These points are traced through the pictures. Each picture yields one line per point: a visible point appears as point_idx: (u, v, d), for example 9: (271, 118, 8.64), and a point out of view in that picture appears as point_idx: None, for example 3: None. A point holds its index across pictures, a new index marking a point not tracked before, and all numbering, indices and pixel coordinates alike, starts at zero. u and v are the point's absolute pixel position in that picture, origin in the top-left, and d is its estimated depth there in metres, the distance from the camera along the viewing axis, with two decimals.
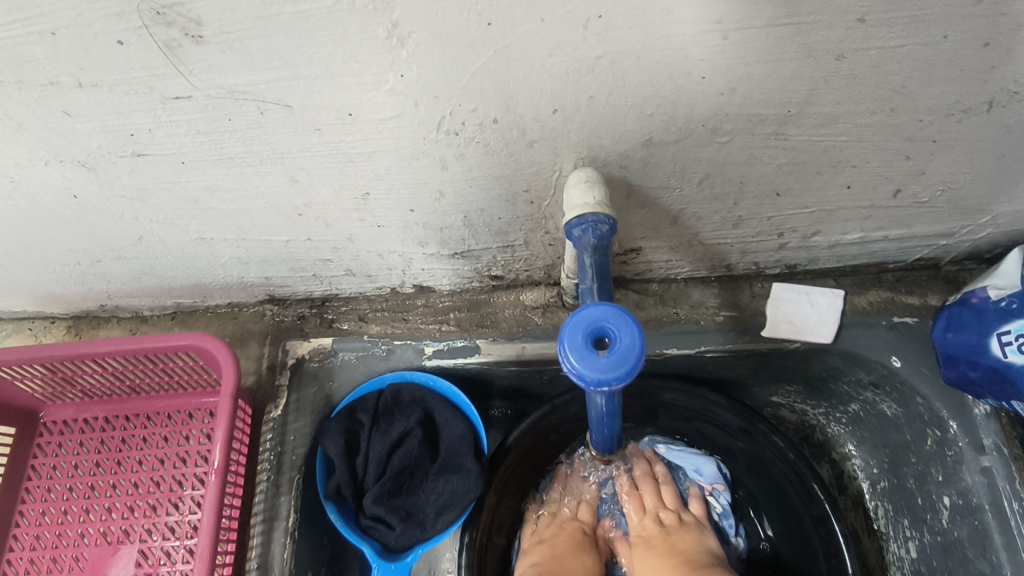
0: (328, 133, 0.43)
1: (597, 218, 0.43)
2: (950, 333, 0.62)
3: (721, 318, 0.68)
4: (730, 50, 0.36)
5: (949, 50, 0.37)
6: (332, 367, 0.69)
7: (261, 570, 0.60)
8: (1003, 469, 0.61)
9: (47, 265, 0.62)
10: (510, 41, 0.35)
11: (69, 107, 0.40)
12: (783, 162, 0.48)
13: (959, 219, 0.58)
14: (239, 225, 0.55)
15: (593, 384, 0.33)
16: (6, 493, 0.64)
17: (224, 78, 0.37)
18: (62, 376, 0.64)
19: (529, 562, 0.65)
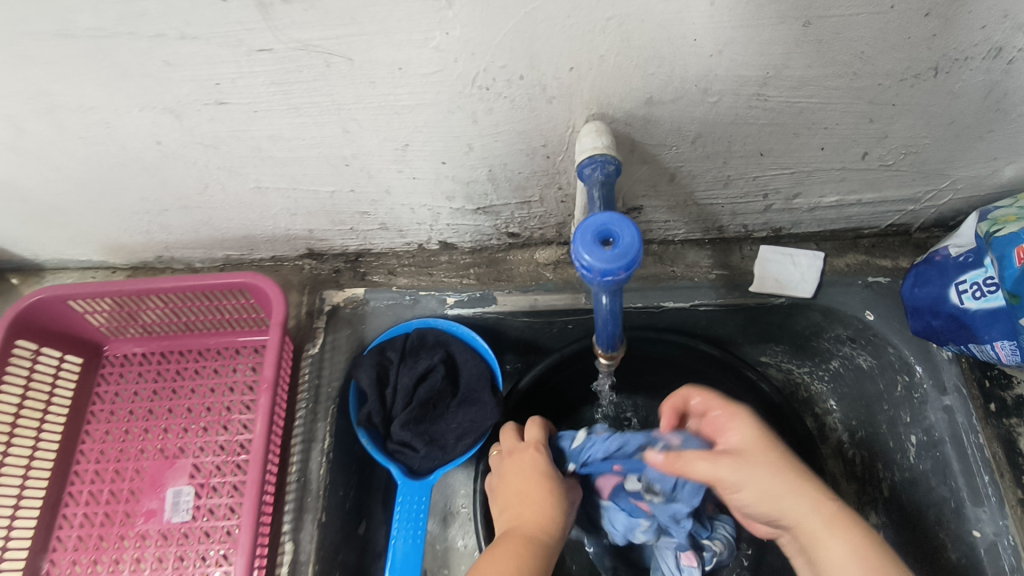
0: (380, 86, 0.51)
1: (605, 159, 0.51)
2: (916, 288, 0.70)
3: (714, 276, 0.76)
4: (716, 15, 0.44)
5: (896, 20, 0.45)
6: (364, 313, 0.77)
7: (300, 483, 0.69)
8: (963, 406, 0.68)
9: (119, 212, 0.70)
10: (536, 4, 0.44)
11: (170, 57, 0.48)
12: (765, 122, 0.56)
13: (923, 183, 0.66)
14: (293, 174, 0.63)
15: (598, 273, 0.41)
16: (74, 414, 0.73)
17: (302, 32, 0.46)
18: (127, 312, 0.73)
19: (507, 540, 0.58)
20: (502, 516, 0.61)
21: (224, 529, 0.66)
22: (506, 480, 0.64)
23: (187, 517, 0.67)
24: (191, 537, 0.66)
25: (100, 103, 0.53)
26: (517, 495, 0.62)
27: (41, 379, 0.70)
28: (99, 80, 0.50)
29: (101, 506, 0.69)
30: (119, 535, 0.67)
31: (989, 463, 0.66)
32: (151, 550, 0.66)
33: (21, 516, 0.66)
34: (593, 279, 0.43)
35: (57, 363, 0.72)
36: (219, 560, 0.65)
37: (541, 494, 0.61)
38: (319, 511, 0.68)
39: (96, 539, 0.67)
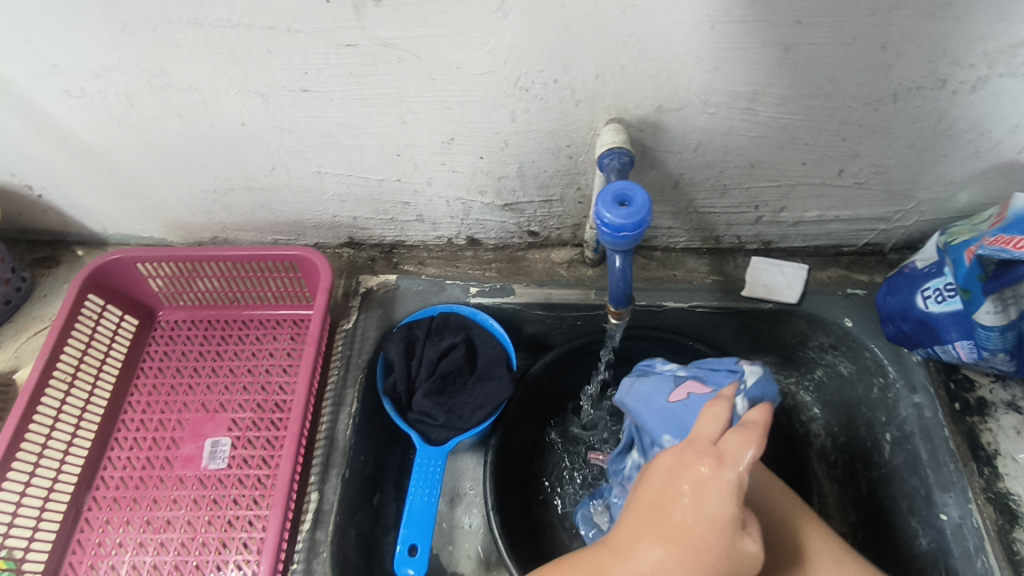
0: (439, 82, 0.62)
1: (621, 151, 0.62)
2: (889, 296, 0.78)
3: (710, 281, 0.85)
4: (716, 37, 0.55)
5: (858, 50, 0.56)
6: (394, 296, 0.85)
7: (328, 441, 0.74)
8: (931, 403, 0.75)
9: (191, 190, 0.80)
10: (574, 19, 0.55)
11: (273, 47, 0.59)
12: (755, 135, 0.67)
13: (892, 203, 0.77)
14: (351, 161, 0.73)
15: (616, 227, 0.50)
16: (126, 369, 0.81)
17: (383, 32, 0.57)
18: (186, 278, 0.83)
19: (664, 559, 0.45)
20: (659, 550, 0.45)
21: (256, 477, 0.72)
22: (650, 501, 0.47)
23: (223, 464, 0.73)
24: (227, 483, 0.72)
25: (204, 85, 0.63)
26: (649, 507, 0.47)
27: (103, 334, 0.79)
28: (208, 63, 0.61)
29: (144, 451, 0.75)
30: (159, 477, 0.73)
31: (955, 454, 0.72)
32: (187, 493, 0.71)
33: (72, 454, 0.73)
34: (610, 235, 0.52)
35: (116, 321, 0.81)
36: (250, 503, 0.70)
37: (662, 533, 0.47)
38: (343, 467, 0.73)
39: (138, 479, 0.73)
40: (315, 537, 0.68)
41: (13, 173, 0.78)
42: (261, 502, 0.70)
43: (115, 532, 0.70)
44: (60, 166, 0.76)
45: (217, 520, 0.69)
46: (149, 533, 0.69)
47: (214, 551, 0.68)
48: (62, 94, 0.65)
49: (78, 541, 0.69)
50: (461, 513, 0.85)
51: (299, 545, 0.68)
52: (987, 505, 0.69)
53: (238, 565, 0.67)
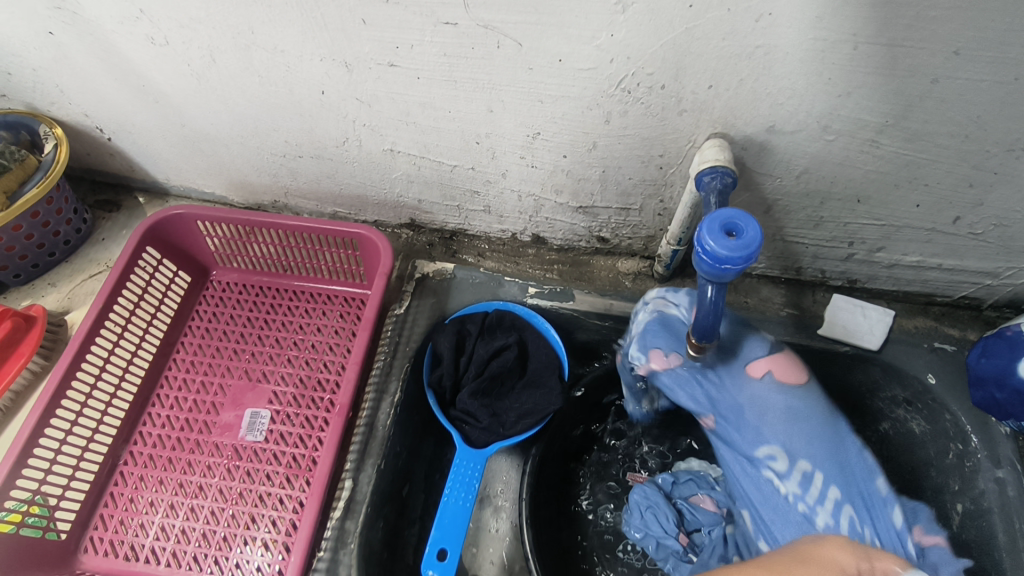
0: (536, 73, 0.58)
1: (724, 171, 0.57)
2: (983, 358, 0.72)
3: (785, 313, 0.79)
4: (856, 59, 0.50)
5: (1015, 92, 0.50)
6: (449, 287, 0.81)
7: (367, 428, 0.72)
8: (1016, 481, 0.69)
9: (259, 152, 0.78)
10: (699, 23, 0.49)
11: (368, 16, 0.55)
12: (871, 169, 0.61)
13: (1006, 258, 0.70)
14: (427, 142, 0.70)
15: (722, 260, 0.46)
16: (175, 324, 0.80)
17: (489, 14, 0.52)
18: (243, 241, 0.81)
19: None
20: None
21: (291, 455, 0.70)
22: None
23: (260, 437, 0.72)
24: (261, 457, 0.70)
25: (290, 48, 0.60)
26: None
27: (156, 287, 0.78)
28: (298, 27, 0.58)
29: (184, 412, 0.74)
30: (196, 441, 0.72)
31: None
32: (222, 462, 0.70)
33: (114, 406, 0.72)
34: (712, 266, 0.47)
35: (170, 276, 0.80)
36: (282, 482, 0.69)
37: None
38: (379, 458, 0.70)
39: (175, 440, 0.72)
40: (345, 527, 0.66)
41: (87, 114, 0.77)
42: (294, 482, 0.69)
43: (148, 490, 0.69)
44: (133, 112, 0.75)
45: (249, 495, 0.68)
46: (180, 497, 0.68)
47: (242, 526, 0.66)
48: (145, 40, 0.63)
49: (112, 494, 0.69)
50: (488, 516, 0.82)
51: (328, 532, 0.66)
52: None
53: (265, 544, 0.65)
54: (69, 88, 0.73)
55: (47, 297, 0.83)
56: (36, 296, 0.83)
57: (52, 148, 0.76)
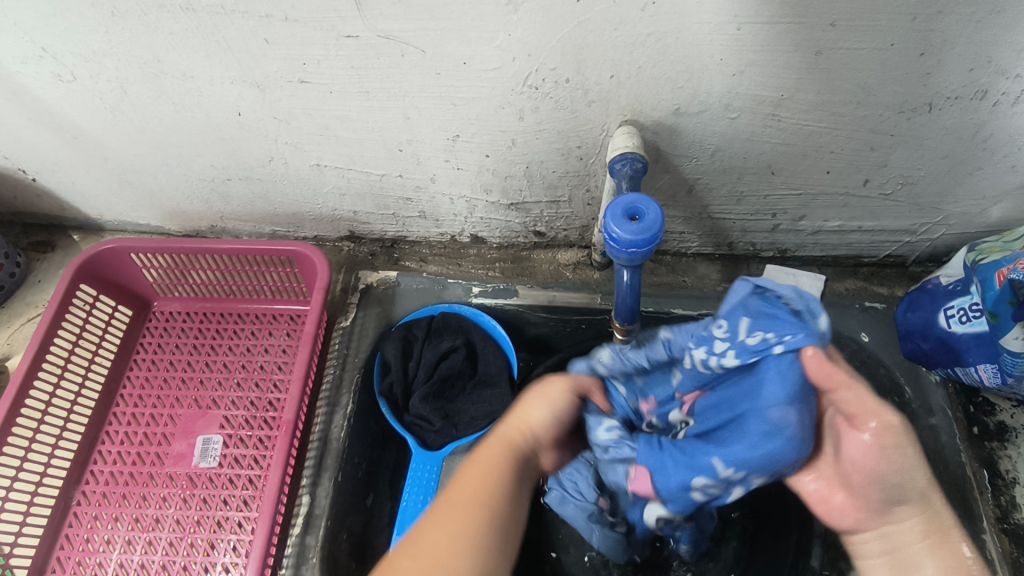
0: (444, 77, 0.59)
1: (634, 157, 0.59)
2: (909, 313, 0.74)
3: (722, 288, 0.82)
4: (742, 38, 0.52)
5: (894, 56, 0.53)
6: (394, 295, 0.83)
7: (321, 442, 0.73)
8: (947, 427, 0.72)
9: (187, 178, 0.77)
10: (589, 15, 0.51)
11: (270, 36, 0.55)
12: (777, 142, 0.63)
13: (919, 216, 0.73)
14: (351, 155, 0.70)
15: (627, 245, 0.48)
16: (120, 358, 0.80)
17: (386, 24, 0.53)
18: (180, 270, 0.81)
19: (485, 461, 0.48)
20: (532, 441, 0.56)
21: (247, 477, 0.70)
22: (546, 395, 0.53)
23: (214, 463, 0.72)
24: (217, 482, 0.70)
25: (198, 73, 0.60)
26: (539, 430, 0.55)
27: (95, 324, 0.78)
28: (203, 51, 0.58)
29: (135, 446, 0.74)
30: (149, 474, 0.72)
31: (969, 480, 0.69)
32: (177, 491, 0.70)
33: (61, 447, 0.72)
34: (620, 250, 0.49)
35: (110, 312, 0.80)
36: (240, 505, 0.69)
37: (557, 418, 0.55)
38: (336, 470, 0.72)
39: (127, 475, 0.72)
40: (306, 542, 0.68)
41: (7, 157, 0.76)
42: (251, 503, 0.69)
43: (104, 528, 0.69)
44: (54, 151, 0.74)
45: (207, 520, 0.68)
46: (138, 531, 0.68)
47: (201, 552, 0.66)
48: (52, 78, 0.63)
49: (66, 536, 0.69)
50: None
51: (289, 549, 0.68)
52: (1000, 535, 0.67)
53: (225, 568, 0.65)
54: None
55: None
56: None
57: None
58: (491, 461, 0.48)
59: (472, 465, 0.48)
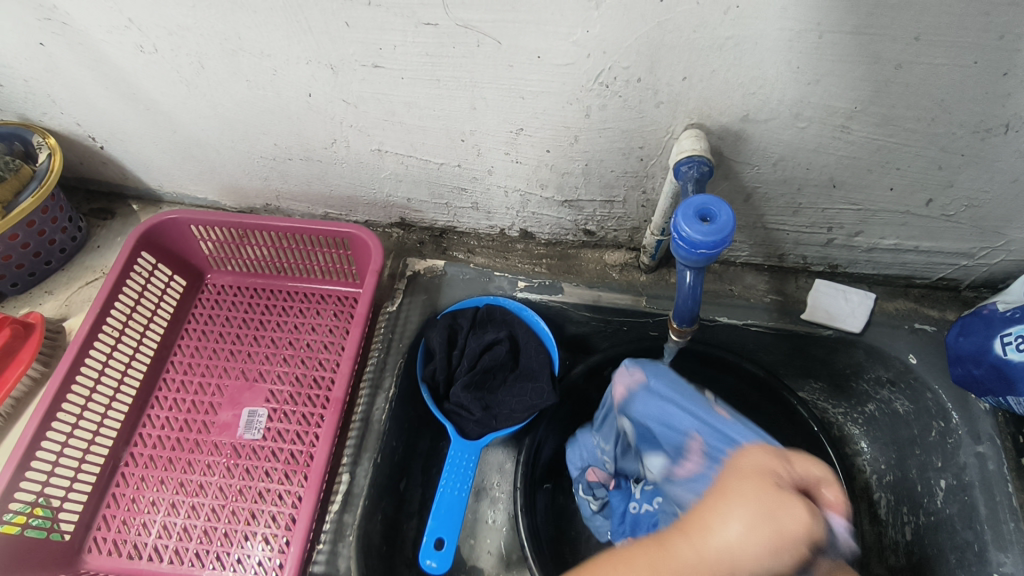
0: (516, 70, 0.59)
1: (701, 160, 0.59)
2: (961, 337, 0.73)
3: (769, 299, 0.81)
4: (822, 47, 0.52)
5: (976, 74, 0.52)
6: (440, 283, 0.83)
7: (363, 423, 0.72)
8: (996, 455, 0.70)
9: (250, 155, 0.79)
10: (670, 16, 0.51)
11: (351, 19, 0.56)
12: (843, 154, 0.63)
13: (979, 239, 0.72)
14: (413, 142, 0.72)
15: (697, 245, 0.48)
16: (172, 327, 0.82)
17: (466, 13, 0.54)
18: (236, 244, 0.82)
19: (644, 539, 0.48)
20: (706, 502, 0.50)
21: (289, 451, 0.72)
22: (738, 475, 0.51)
23: (258, 435, 0.73)
24: (260, 455, 0.72)
25: (275, 52, 0.62)
26: (721, 487, 0.50)
27: (152, 292, 0.80)
28: (284, 31, 0.59)
29: (183, 413, 0.76)
30: (195, 441, 0.73)
31: (1017, 511, 0.68)
32: (221, 460, 0.72)
33: (113, 409, 0.74)
34: (689, 250, 0.50)
35: (166, 281, 0.82)
36: (281, 478, 0.70)
37: (747, 515, 0.46)
38: (375, 452, 0.71)
39: (175, 440, 0.74)
40: (343, 520, 0.67)
41: (80, 123, 0.79)
42: (292, 477, 0.70)
43: (149, 490, 0.71)
44: (126, 121, 0.77)
45: (249, 491, 0.70)
46: (181, 495, 0.70)
47: (242, 521, 0.68)
48: (134, 49, 0.64)
49: (113, 495, 0.71)
50: (485, 507, 0.83)
51: (327, 525, 0.67)
52: None
53: (266, 538, 0.67)
54: (61, 98, 0.74)
55: (44, 304, 0.85)
56: (34, 304, 0.85)
57: (45, 157, 0.78)
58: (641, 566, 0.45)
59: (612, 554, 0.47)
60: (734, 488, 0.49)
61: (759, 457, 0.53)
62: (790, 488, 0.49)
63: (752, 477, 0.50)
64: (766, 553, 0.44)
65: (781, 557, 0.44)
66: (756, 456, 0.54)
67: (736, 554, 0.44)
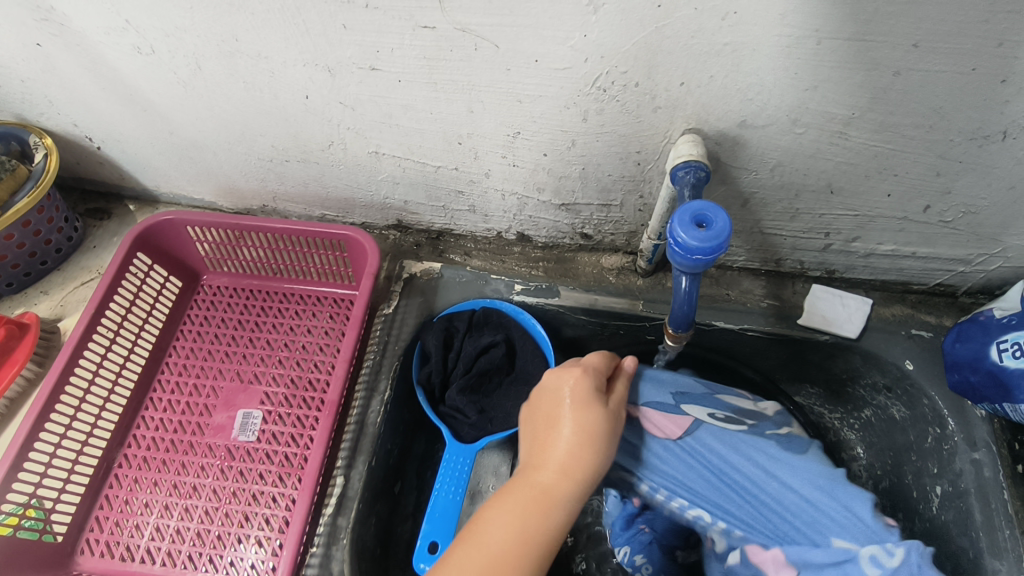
0: (513, 74, 0.59)
1: (697, 165, 0.59)
2: (958, 343, 0.73)
3: (765, 304, 0.81)
4: (821, 54, 0.51)
5: (974, 82, 0.52)
6: (436, 285, 0.83)
7: (358, 426, 0.72)
8: (992, 463, 0.70)
9: (247, 157, 0.79)
10: (668, 21, 0.51)
11: (348, 22, 0.56)
12: (841, 160, 0.63)
13: (976, 245, 0.72)
14: (411, 144, 0.71)
15: (693, 251, 0.48)
16: (167, 328, 0.82)
17: (465, 17, 0.54)
18: (231, 245, 0.82)
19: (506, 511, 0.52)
20: (531, 443, 0.58)
21: (284, 454, 0.71)
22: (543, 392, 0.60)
23: (253, 437, 0.73)
24: (254, 457, 0.72)
25: (273, 54, 0.62)
26: (545, 417, 0.58)
27: (147, 293, 0.80)
28: (281, 33, 0.59)
29: (177, 414, 0.76)
30: (189, 442, 0.73)
31: (1012, 518, 0.68)
32: (215, 462, 0.71)
33: (108, 410, 0.74)
34: (685, 256, 0.50)
35: (162, 282, 0.82)
36: (275, 480, 0.70)
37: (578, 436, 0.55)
38: (370, 455, 0.71)
39: (169, 442, 0.74)
40: (337, 523, 0.67)
41: (76, 124, 0.78)
42: (287, 480, 0.70)
43: (142, 492, 0.71)
44: (123, 122, 0.76)
45: (242, 493, 0.69)
46: (175, 497, 0.70)
47: (235, 524, 0.67)
48: (131, 50, 0.64)
49: (107, 496, 0.71)
50: None
51: (321, 528, 0.67)
52: None
53: (259, 541, 0.66)
54: (58, 98, 0.74)
55: (40, 304, 0.85)
56: (29, 304, 0.85)
57: (42, 157, 0.77)
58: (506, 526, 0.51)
59: (484, 524, 0.51)
60: (559, 418, 0.56)
61: (550, 373, 0.62)
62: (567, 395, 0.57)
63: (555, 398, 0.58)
64: (592, 456, 0.55)
65: (592, 424, 0.56)
66: (554, 378, 0.60)
67: (578, 454, 0.54)
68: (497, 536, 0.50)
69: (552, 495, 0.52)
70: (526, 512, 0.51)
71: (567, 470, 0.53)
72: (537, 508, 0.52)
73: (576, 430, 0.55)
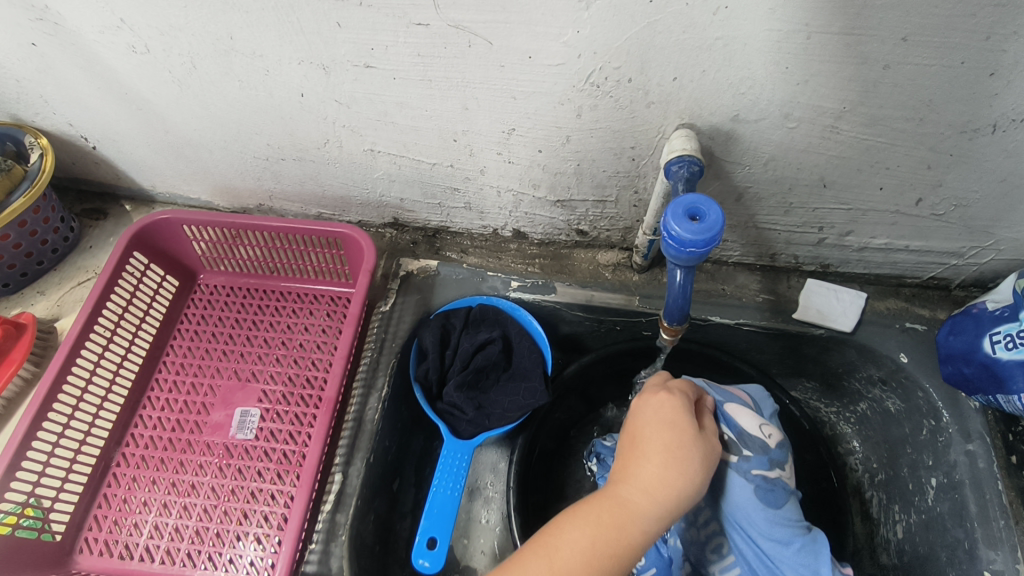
0: (507, 70, 0.59)
1: (691, 160, 0.60)
2: (952, 336, 0.74)
3: (760, 299, 0.81)
4: (811, 48, 0.52)
5: (963, 75, 0.52)
6: (433, 283, 0.83)
7: (356, 423, 0.72)
8: (985, 454, 0.71)
9: (243, 156, 0.79)
10: (660, 17, 0.51)
11: (342, 19, 0.57)
12: (833, 154, 0.63)
13: (969, 238, 0.73)
14: (406, 142, 0.72)
15: (687, 244, 0.49)
16: (164, 327, 0.82)
17: (458, 14, 0.54)
18: (228, 244, 0.83)
19: (586, 522, 0.51)
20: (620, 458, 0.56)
21: (282, 451, 0.72)
22: (655, 415, 0.57)
23: (251, 435, 0.73)
24: (252, 454, 0.72)
25: (268, 52, 0.62)
26: (636, 437, 0.56)
27: (144, 292, 0.80)
28: (276, 31, 0.59)
29: (175, 413, 0.76)
30: (187, 441, 0.73)
31: (1006, 508, 0.68)
32: (214, 460, 0.72)
33: (105, 409, 0.74)
34: (680, 249, 0.50)
35: (158, 281, 0.82)
36: (274, 478, 0.70)
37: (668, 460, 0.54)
38: (368, 452, 0.71)
39: (167, 440, 0.74)
40: (336, 520, 0.67)
41: (72, 123, 0.79)
42: (285, 477, 0.70)
43: (141, 490, 0.71)
44: (118, 121, 0.76)
45: (241, 491, 0.69)
46: (173, 495, 0.70)
47: (234, 521, 0.68)
48: (126, 49, 0.64)
49: (105, 495, 0.71)
50: (479, 507, 0.83)
51: (319, 525, 0.67)
52: None
53: (258, 538, 0.67)
54: (53, 98, 0.74)
55: (36, 304, 0.85)
56: (26, 305, 0.85)
57: (37, 157, 0.78)
58: (586, 536, 0.50)
59: (559, 532, 0.51)
60: (651, 439, 0.55)
61: (670, 396, 0.59)
62: (671, 422, 0.56)
63: (652, 420, 0.57)
64: (684, 486, 0.53)
65: (695, 477, 0.53)
66: (649, 402, 0.59)
67: (670, 479, 0.53)
68: (573, 546, 0.50)
69: (636, 513, 0.51)
70: (604, 528, 0.50)
71: (658, 505, 0.52)
72: (617, 522, 0.51)
73: (680, 480, 0.53)
